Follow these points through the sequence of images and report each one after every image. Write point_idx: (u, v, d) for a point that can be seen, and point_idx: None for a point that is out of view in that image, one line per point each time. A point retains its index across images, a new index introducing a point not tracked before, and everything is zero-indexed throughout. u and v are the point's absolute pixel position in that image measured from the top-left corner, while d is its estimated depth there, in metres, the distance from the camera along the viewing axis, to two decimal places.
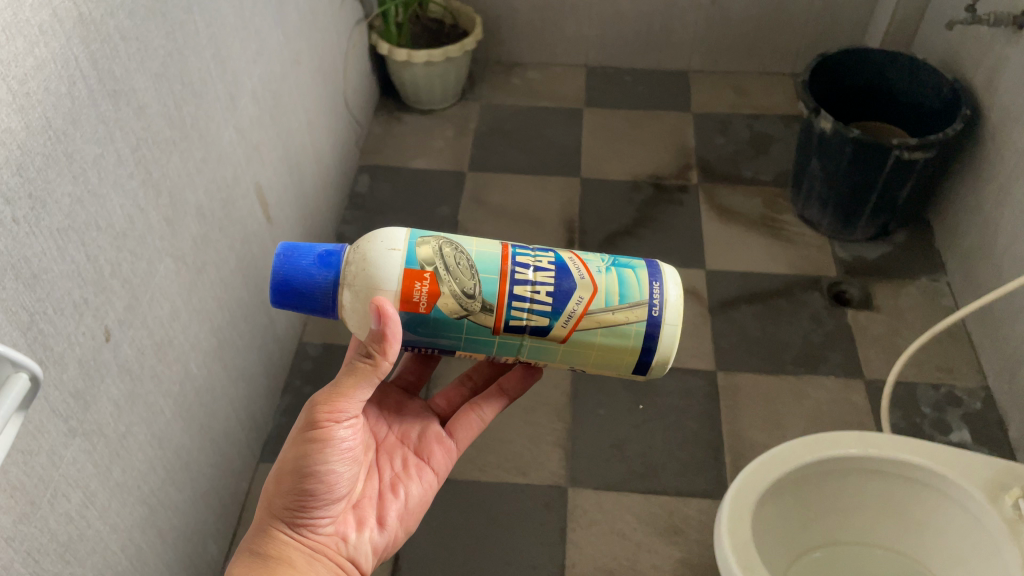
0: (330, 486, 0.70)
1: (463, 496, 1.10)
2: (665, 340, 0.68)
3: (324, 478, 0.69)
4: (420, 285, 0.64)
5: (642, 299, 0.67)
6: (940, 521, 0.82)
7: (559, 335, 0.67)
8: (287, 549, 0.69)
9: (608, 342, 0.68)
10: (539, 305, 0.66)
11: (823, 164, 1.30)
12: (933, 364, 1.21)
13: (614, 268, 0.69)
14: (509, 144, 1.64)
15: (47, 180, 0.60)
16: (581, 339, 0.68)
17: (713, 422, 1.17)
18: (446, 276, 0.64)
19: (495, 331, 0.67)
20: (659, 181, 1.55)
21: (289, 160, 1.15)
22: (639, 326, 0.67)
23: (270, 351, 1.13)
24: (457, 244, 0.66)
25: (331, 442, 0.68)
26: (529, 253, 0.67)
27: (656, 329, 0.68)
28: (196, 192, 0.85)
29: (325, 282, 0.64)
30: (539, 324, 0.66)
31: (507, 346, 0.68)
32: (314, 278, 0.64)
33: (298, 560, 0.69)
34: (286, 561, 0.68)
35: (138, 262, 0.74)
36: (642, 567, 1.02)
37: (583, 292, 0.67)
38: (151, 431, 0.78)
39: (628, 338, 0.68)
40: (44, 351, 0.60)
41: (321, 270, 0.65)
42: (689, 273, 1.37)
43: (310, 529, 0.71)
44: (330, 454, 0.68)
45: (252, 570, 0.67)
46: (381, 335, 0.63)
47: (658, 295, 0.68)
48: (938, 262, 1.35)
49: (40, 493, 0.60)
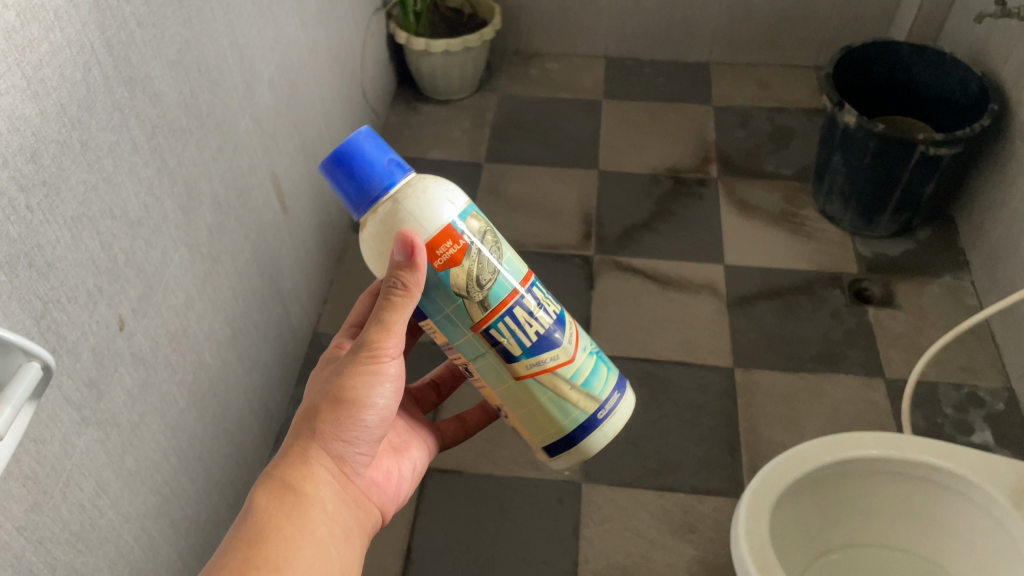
0: (368, 428, 0.66)
1: (477, 490, 1.09)
2: (591, 439, 0.68)
3: (368, 417, 0.65)
4: (450, 245, 0.57)
5: (599, 397, 0.67)
6: (962, 526, 0.80)
7: (516, 371, 0.64)
8: (320, 487, 0.64)
9: (559, 417, 0.66)
10: (521, 338, 0.62)
11: (846, 160, 1.28)
12: (955, 364, 1.19)
13: (593, 356, 0.68)
14: (526, 136, 1.63)
15: (62, 167, 0.59)
16: (529, 388, 0.65)
17: (729, 419, 1.15)
18: (474, 255, 0.58)
19: (473, 328, 0.61)
20: (678, 174, 1.53)
21: (305, 149, 1.15)
22: (580, 414, 0.67)
23: (284, 342, 1.13)
24: (499, 241, 0.61)
25: (383, 376, 0.64)
26: (543, 292, 0.65)
27: (591, 426, 0.67)
28: (212, 181, 0.85)
29: (373, 181, 0.57)
30: (511, 350, 0.62)
31: (468, 346, 0.63)
32: (366, 168, 0.57)
33: (327, 502, 0.64)
34: (319, 501, 0.64)
35: (153, 251, 0.74)
36: (657, 565, 1.01)
37: (560, 354, 0.64)
38: (165, 422, 0.78)
39: (567, 417, 0.66)
40: (57, 339, 0.60)
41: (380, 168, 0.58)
42: (707, 268, 1.36)
43: (337, 469, 0.67)
44: (377, 394, 0.65)
45: (287, 497, 0.62)
46: (407, 273, 0.57)
47: (610, 404, 0.68)
48: (962, 260, 1.33)
49: (52, 483, 0.60)
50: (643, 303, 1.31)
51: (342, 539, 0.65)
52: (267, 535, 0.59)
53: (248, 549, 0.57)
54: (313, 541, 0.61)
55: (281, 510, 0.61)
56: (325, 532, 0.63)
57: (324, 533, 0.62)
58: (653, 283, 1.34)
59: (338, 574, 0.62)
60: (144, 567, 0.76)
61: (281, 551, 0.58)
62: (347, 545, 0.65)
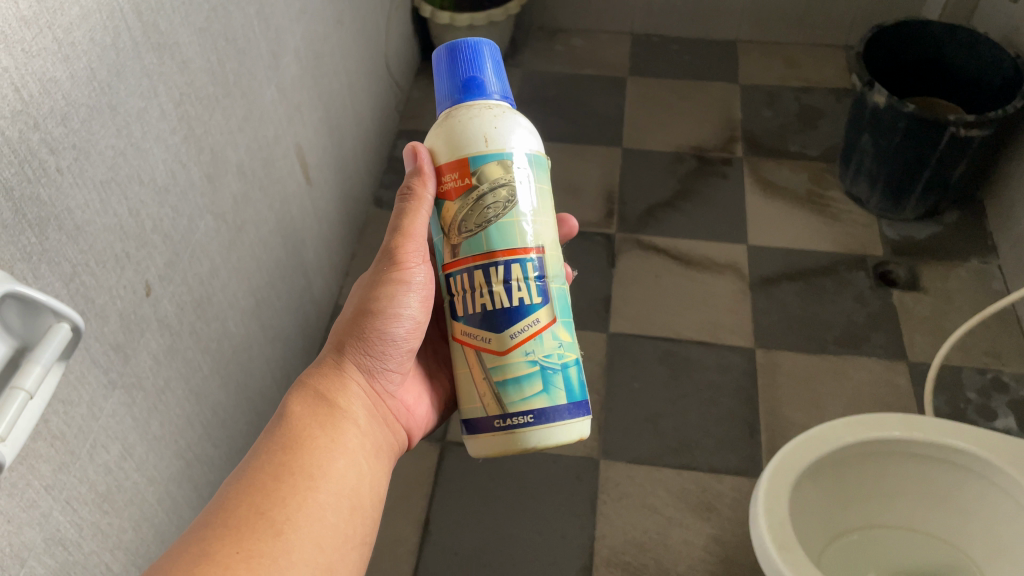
0: (397, 343, 0.68)
1: (495, 464, 1.10)
2: (482, 441, 0.61)
3: (398, 329, 0.67)
4: (456, 177, 0.59)
5: (507, 405, 0.59)
6: (986, 510, 0.79)
7: (453, 328, 0.62)
8: (353, 401, 0.66)
9: (469, 404, 0.61)
10: (467, 299, 0.60)
11: (874, 140, 1.26)
12: (980, 349, 1.18)
13: (542, 369, 0.60)
14: (550, 112, 1.62)
15: (91, 132, 0.59)
16: (459, 355, 0.62)
17: (749, 399, 1.15)
18: (471, 198, 0.59)
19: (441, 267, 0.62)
20: (703, 153, 1.52)
21: (329, 121, 1.15)
22: (480, 408, 0.61)
23: (307, 312, 1.14)
24: (518, 202, 0.59)
25: (408, 284, 0.67)
26: (530, 277, 0.60)
27: (484, 429, 0.61)
28: (237, 149, 0.85)
29: (450, 79, 0.62)
30: (456, 305, 0.61)
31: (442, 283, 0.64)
32: (456, 69, 0.61)
33: (359, 417, 0.65)
34: (351, 414, 0.65)
35: (180, 218, 0.74)
36: (673, 542, 1.02)
37: (494, 340, 0.60)
38: (189, 388, 0.78)
39: (467, 402, 0.62)
40: (86, 303, 0.60)
41: (462, 76, 0.61)
42: (730, 248, 1.35)
43: (368, 386, 0.68)
44: (404, 305, 0.67)
45: (321, 407, 0.63)
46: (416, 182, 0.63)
47: (516, 423, 0.59)
48: (990, 244, 1.31)
49: (79, 444, 0.61)
50: (664, 281, 1.30)
51: (373, 453, 0.65)
52: (302, 439, 0.59)
53: (283, 454, 0.58)
54: (346, 449, 0.62)
55: (315, 418, 0.62)
56: (358, 444, 0.63)
57: (357, 444, 0.63)
58: (675, 262, 1.33)
59: (369, 487, 0.63)
60: (168, 529, 0.77)
61: (314, 455, 0.59)
62: (377, 460, 0.66)
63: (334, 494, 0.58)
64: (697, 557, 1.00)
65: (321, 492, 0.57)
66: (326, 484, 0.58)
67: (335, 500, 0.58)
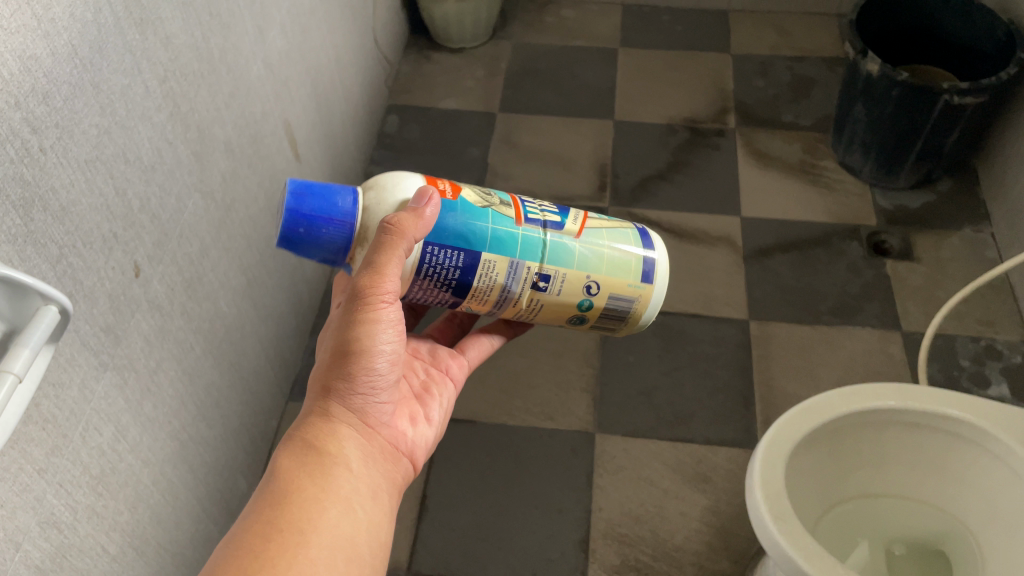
0: (380, 374, 0.64)
1: (490, 439, 1.10)
2: (659, 249, 0.70)
3: (378, 364, 0.64)
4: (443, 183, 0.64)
5: (629, 219, 0.71)
6: (980, 477, 0.80)
7: (573, 234, 0.66)
8: (341, 446, 0.62)
9: (623, 237, 0.68)
10: (550, 215, 0.66)
11: (868, 109, 1.26)
12: (974, 317, 1.18)
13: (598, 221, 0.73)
14: (540, 85, 1.60)
15: (74, 110, 0.58)
16: (594, 236, 0.67)
17: (744, 371, 1.15)
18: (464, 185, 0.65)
19: (518, 223, 0.64)
20: (695, 125, 1.51)
21: (317, 96, 1.13)
22: (632, 231, 0.69)
23: (300, 291, 1.13)
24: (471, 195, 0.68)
25: (380, 320, 0.62)
26: None
27: (646, 235, 0.70)
28: (225, 127, 0.84)
29: (351, 211, 0.60)
30: (553, 221, 0.66)
31: (531, 247, 0.64)
32: (342, 205, 0.60)
33: (354, 459, 0.63)
34: (341, 459, 0.62)
35: (167, 197, 0.73)
36: (669, 514, 1.02)
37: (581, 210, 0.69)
38: (182, 369, 0.78)
39: (629, 238, 0.68)
40: (73, 285, 0.60)
41: (328, 191, 0.60)
42: (723, 220, 1.34)
43: (360, 424, 0.65)
44: (379, 338, 0.63)
45: (306, 459, 0.60)
46: (409, 213, 0.58)
47: (644, 227, 0.71)
48: (983, 211, 1.31)
49: (72, 427, 0.60)
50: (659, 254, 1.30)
51: (373, 494, 0.62)
52: (288, 498, 0.57)
53: (272, 511, 0.56)
54: (340, 497, 0.59)
55: (303, 470, 0.59)
56: (354, 488, 0.61)
57: (352, 489, 0.60)
58: (669, 235, 1.32)
59: (370, 531, 0.60)
60: (164, 510, 0.77)
61: (303, 509, 0.56)
62: (379, 500, 0.63)
63: (332, 544, 0.55)
64: (693, 528, 1.01)
65: (314, 546, 0.54)
66: (319, 536, 0.55)
67: (331, 552, 0.55)
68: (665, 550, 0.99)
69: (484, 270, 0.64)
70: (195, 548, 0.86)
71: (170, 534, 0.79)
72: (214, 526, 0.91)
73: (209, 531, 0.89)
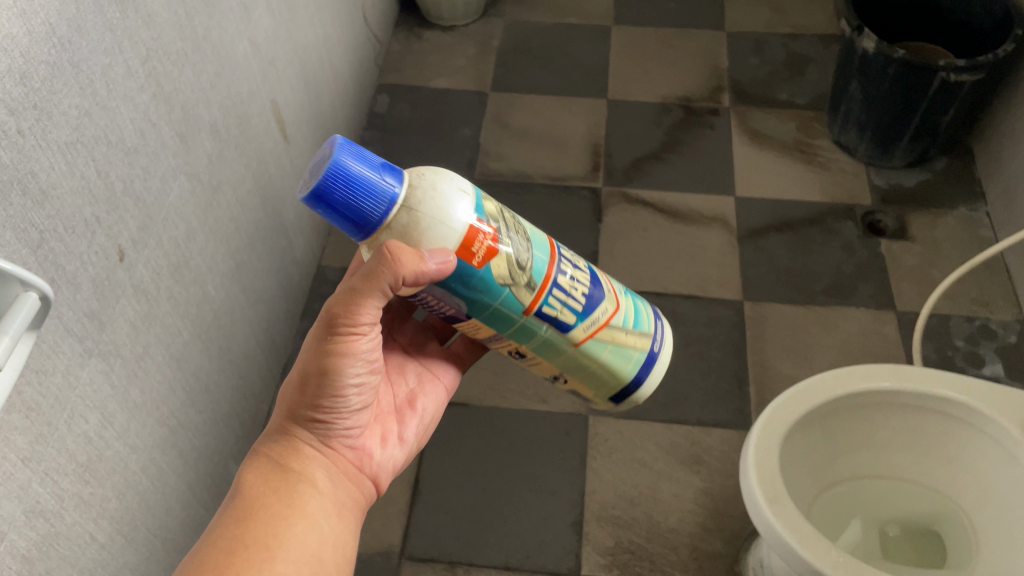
0: (353, 401, 0.64)
1: (485, 422, 1.09)
2: (652, 375, 0.68)
3: (347, 392, 0.63)
4: (484, 236, 0.54)
5: (649, 331, 0.67)
6: (974, 457, 0.79)
7: (574, 340, 0.62)
8: (307, 465, 0.64)
9: (620, 367, 0.65)
10: (569, 304, 0.60)
11: (863, 87, 1.24)
12: (968, 297, 1.18)
13: (630, 296, 0.67)
14: (533, 64, 1.58)
15: (53, 91, 0.57)
16: (592, 350, 0.63)
17: (738, 351, 1.14)
18: (508, 241, 0.56)
19: (526, 313, 0.58)
20: (689, 103, 1.49)
21: (305, 76, 1.11)
22: (639, 354, 0.66)
23: (289, 275, 1.12)
24: (519, 219, 0.58)
25: (354, 354, 0.60)
26: (568, 251, 0.63)
27: (648, 360, 0.67)
28: (210, 107, 0.82)
29: (372, 217, 0.52)
30: (565, 320, 0.61)
31: (524, 332, 0.60)
32: (369, 208, 0.51)
33: (320, 479, 0.64)
34: (307, 478, 0.63)
35: (151, 177, 0.71)
36: (663, 496, 1.02)
37: (609, 304, 0.63)
38: (169, 353, 0.77)
39: (627, 364, 0.65)
40: (55, 270, 0.58)
41: (370, 167, 0.51)
42: (717, 200, 1.33)
43: (329, 444, 0.66)
44: (354, 370, 0.62)
45: (270, 479, 0.62)
46: (413, 259, 0.50)
47: (658, 344, 0.68)
48: (978, 190, 1.30)
49: (57, 414, 0.59)
50: (653, 236, 1.29)
51: (338, 512, 0.64)
52: (253, 512, 0.59)
53: (235, 527, 0.58)
54: (304, 514, 0.61)
55: (267, 488, 0.61)
56: (318, 506, 0.62)
57: (317, 509, 0.62)
58: (663, 216, 1.31)
59: (332, 550, 0.61)
60: (154, 495, 0.77)
61: (267, 527, 0.58)
62: (344, 518, 0.64)
63: (291, 565, 0.57)
64: (687, 510, 1.01)
65: (276, 564, 0.57)
66: (281, 556, 0.57)
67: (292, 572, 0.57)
68: (659, 532, 0.99)
69: (467, 323, 0.60)
70: (186, 533, 0.85)
71: (159, 521, 0.78)
72: (204, 512, 0.90)
73: (200, 517, 0.89)
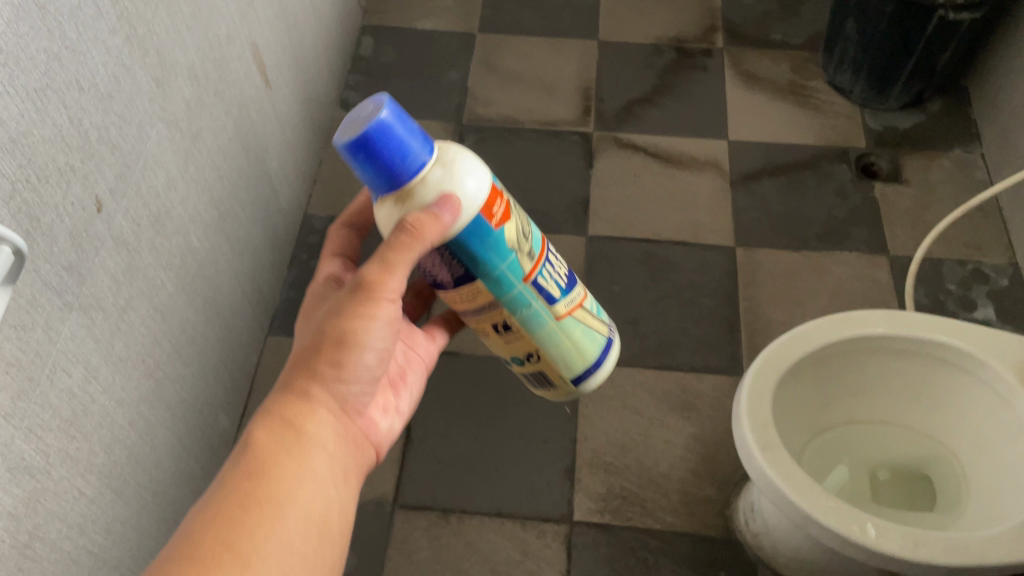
0: (370, 366, 0.59)
1: (475, 370, 1.09)
2: (610, 364, 0.65)
3: (368, 356, 0.58)
4: (498, 201, 0.52)
5: (608, 324, 0.65)
6: (968, 401, 0.79)
7: (557, 314, 0.58)
8: (320, 426, 0.57)
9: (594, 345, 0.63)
10: (551, 274, 0.57)
11: (860, 27, 1.21)
12: (962, 241, 1.17)
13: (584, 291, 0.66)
14: (521, 4, 1.54)
15: (19, 34, 0.54)
16: (566, 329, 0.60)
17: (730, 298, 1.14)
18: (512, 207, 0.54)
19: (524, 279, 0.55)
20: (682, 45, 1.46)
21: (285, 18, 1.07)
22: (602, 341, 0.64)
23: (275, 224, 1.10)
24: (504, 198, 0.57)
25: (379, 316, 0.57)
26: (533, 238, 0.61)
27: (608, 350, 0.64)
28: (187, 51, 0.79)
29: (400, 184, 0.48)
30: (552, 293, 0.58)
31: (516, 302, 0.56)
32: (401, 174, 0.47)
33: (329, 442, 0.58)
34: (319, 440, 0.56)
35: (128, 126, 0.69)
36: (654, 442, 1.02)
37: (581, 286, 0.61)
38: (155, 307, 0.75)
39: (595, 346, 0.62)
40: (30, 222, 0.57)
41: (412, 129, 0.47)
42: (710, 144, 1.31)
43: (340, 406, 0.60)
44: (374, 335, 0.57)
45: (279, 435, 0.55)
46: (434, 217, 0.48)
47: (612, 337, 0.66)
48: (974, 132, 1.29)
49: (38, 369, 0.58)
50: (643, 180, 1.27)
51: (345, 476, 0.58)
52: (261, 471, 0.52)
53: (245, 484, 0.51)
54: (315, 475, 0.55)
55: (279, 446, 0.54)
56: (327, 468, 0.56)
57: (327, 473, 0.56)
58: (654, 161, 1.29)
59: (339, 515, 0.56)
60: (145, 448, 0.76)
61: (280, 483, 0.52)
62: (349, 483, 0.59)
63: (302, 525, 0.52)
64: (678, 456, 1.01)
65: (288, 522, 0.51)
66: (295, 515, 0.52)
67: (304, 531, 0.52)
68: (650, 478, 1.00)
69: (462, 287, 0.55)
70: (179, 483, 0.85)
71: (150, 474, 0.78)
72: (196, 462, 0.90)
73: (192, 468, 0.89)
